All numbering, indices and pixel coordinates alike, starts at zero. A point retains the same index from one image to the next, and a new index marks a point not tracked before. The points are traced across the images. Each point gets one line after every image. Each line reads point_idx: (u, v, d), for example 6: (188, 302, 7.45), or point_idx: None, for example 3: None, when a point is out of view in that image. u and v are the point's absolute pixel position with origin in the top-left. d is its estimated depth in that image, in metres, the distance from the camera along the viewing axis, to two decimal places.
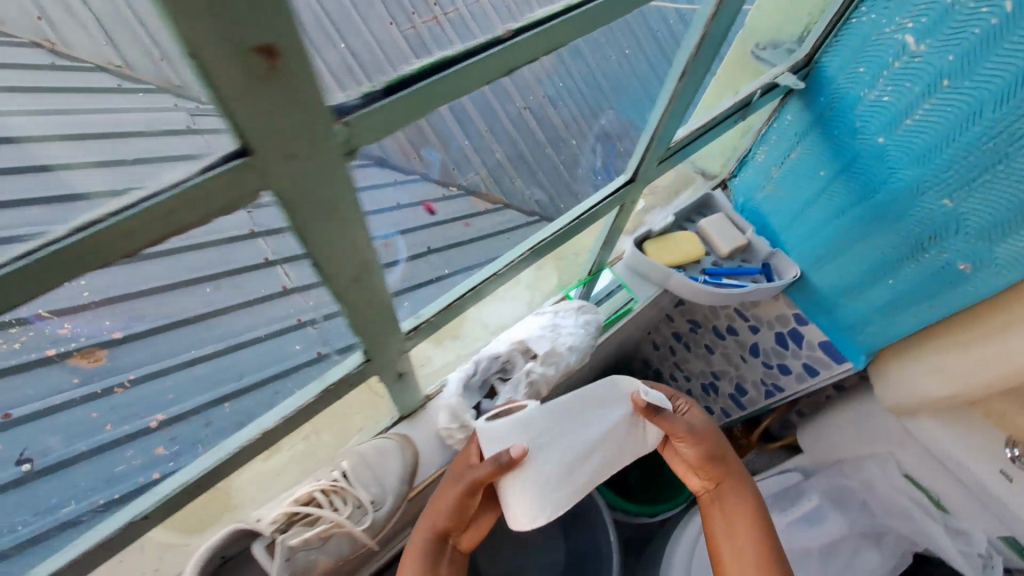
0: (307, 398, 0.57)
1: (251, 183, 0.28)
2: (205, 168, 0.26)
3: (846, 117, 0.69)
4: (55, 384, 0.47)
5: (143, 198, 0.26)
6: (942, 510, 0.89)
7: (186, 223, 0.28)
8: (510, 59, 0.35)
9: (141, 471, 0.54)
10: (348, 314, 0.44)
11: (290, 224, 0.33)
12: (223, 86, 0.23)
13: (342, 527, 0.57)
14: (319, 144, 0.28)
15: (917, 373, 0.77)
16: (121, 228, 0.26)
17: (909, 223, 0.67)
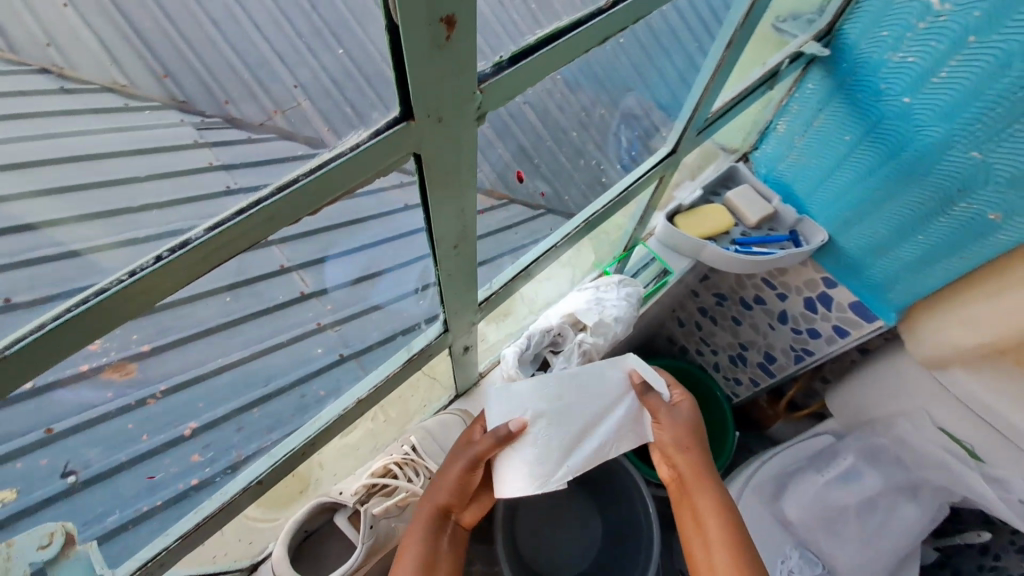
0: (397, 365, 0.66)
1: (406, 145, 0.36)
2: (378, 132, 0.34)
3: (870, 80, 0.71)
4: (88, 401, 0.45)
5: (334, 157, 0.34)
6: (976, 459, 0.90)
7: (355, 181, 0.36)
8: (597, 35, 0.42)
9: (177, 479, 0.57)
10: (444, 276, 0.54)
11: (420, 182, 0.41)
12: (412, 50, 0.29)
13: (417, 496, 0.62)
14: (462, 111, 0.36)
15: (948, 325, 0.80)
16: (315, 183, 0.34)
17: (936, 179, 0.69)
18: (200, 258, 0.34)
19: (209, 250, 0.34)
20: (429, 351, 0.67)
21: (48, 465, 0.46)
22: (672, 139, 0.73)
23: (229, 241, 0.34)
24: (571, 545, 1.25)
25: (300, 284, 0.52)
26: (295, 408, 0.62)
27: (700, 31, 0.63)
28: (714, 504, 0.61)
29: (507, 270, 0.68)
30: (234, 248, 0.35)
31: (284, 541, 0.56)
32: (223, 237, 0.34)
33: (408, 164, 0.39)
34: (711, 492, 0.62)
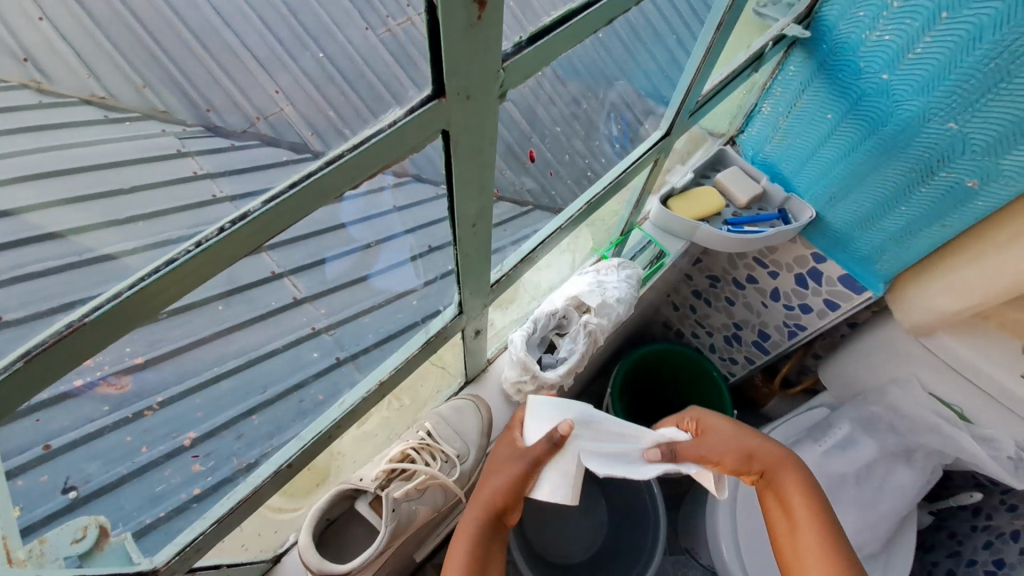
0: (410, 351, 0.67)
1: (436, 123, 0.37)
2: (411, 109, 0.36)
3: (849, 60, 0.74)
4: (87, 414, 0.46)
5: (375, 133, 0.35)
6: (966, 421, 0.94)
7: (390, 158, 0.37)
8: (602, 15, 0.44)
9: (180, 488, 0.57)
10: (460, 255, 0.55)
11: (446, 161, 0.42)
12: (448, 31, 0.31)
13: (437, 478, 0.62)
14: (487, 88, 0.38)
15: (933, 291, 0.83)
16: (357, 158, 0.35)
17: (916, 151, 0.72)
18: (242, 239, 0.34)
19: (254, 228, 0.34)
20: (445, 333, 0.68)
21: (49, 481, 0.47)
22: (664, 124, 0.75)
23: (271, 220, 0.35)
24: (581, 533, 1.29)
25: (292, 289, 0.54)
26: (292, 413, 0.63)
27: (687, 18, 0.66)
28: (801, 489, 0.67)
29: (513, 254, 0.70)
30: (274, 228, 0.36)
31: (308, 528, 0.57)
32: (262, 218, 0.34)
33: (436, 142, 0.40)
34: (795, 479, 0.69)
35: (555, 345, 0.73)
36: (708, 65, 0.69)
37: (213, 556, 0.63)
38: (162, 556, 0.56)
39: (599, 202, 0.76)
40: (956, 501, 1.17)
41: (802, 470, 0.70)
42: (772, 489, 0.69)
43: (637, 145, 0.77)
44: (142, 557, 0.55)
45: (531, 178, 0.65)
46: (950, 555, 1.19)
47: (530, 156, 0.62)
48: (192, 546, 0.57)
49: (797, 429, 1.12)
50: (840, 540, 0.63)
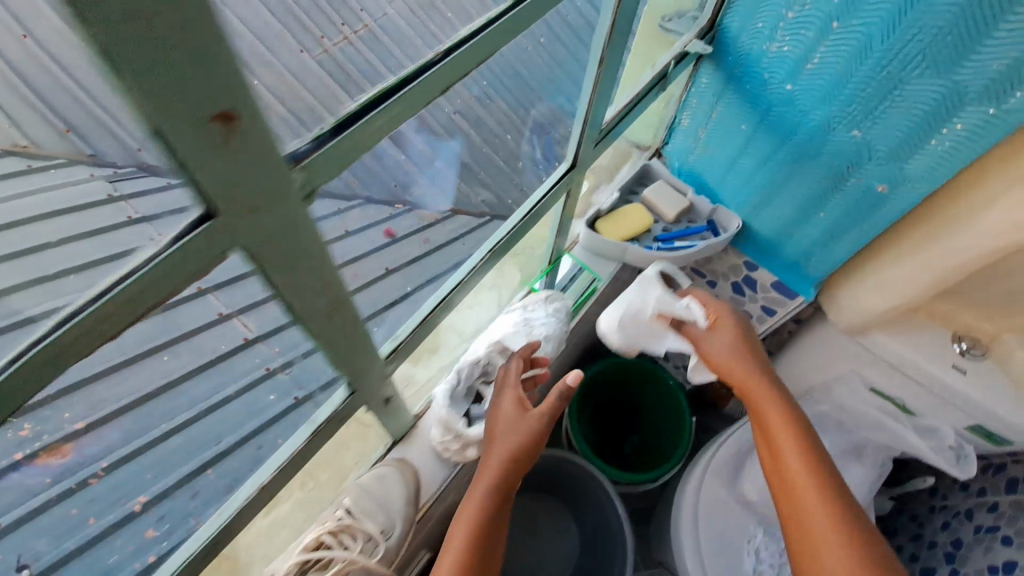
0: (304, 439, 0.62)
1: (217, 243, 0.33)
2: (178, 237, 0.31)
3: (755, 71, 0.73)
4: (30, 489, 0.44)
5: (137, 267, 0.31)
6: (908, 413, 0.96)
7: (168, 289, 0.33)
8: (439, 82, 0.42)
9: (132, 557, 0.57)
10: (323, 346, 0.50)
11: (257, 269, 0.38)
12: (181, 153, 0.27)
13: (357, 563, 0.58)
14: (279, 197, 0.33)
15: (862, 292, 0.83)
16: (111, 304, 0.31)
17: (827, 158, 0.72)
18: (27, 377, 0.31)
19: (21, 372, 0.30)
20: (338, 416, 0.63)
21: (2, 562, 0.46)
22: (568, 157, 0.72)
23: (39, 365, 0.30)
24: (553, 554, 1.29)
25: (242, 329, 0.48)
26: (249, 462, 0.61)
27: (573, 42, 0.61)
28: (800, 442, 0.65)
29: (414, 314, 0.65)
30: (65, 361, 0.31)
31: None
32: (32, 361, 0.30)
33: (234, 257, 0.36)
34: (777, 406, 0.69)
35: (482, 394, 0.70)
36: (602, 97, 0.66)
37: None
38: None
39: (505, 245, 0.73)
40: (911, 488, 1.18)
41: (784, 398, 0.70)
42: (775, 447, 0.67)
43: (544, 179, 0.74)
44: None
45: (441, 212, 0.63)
46: (910, 541, 1.21)
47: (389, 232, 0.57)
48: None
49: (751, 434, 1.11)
50: (835, 486, 0.62)
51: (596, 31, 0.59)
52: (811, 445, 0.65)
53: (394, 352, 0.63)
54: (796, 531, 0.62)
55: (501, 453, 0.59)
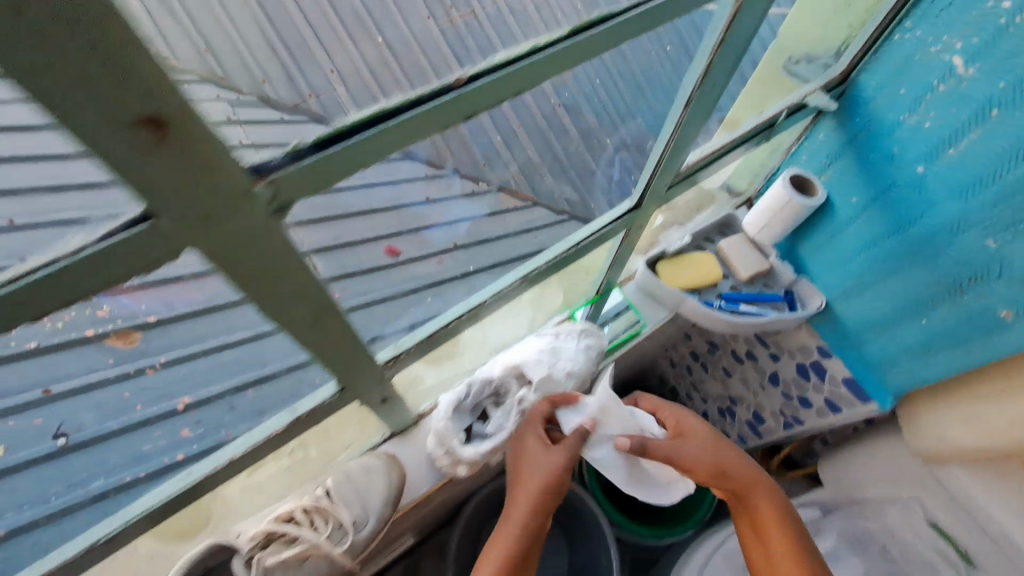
0: (280, 425, 0.53)
1: (168, 242, 0.25)
2: (129, 223, 0.23)
3: (882, 140, 0.64)
4: (91, 363, 0.50)
5: (82, 246, 0.23)
6: (967, 562, 0.81)
7: (125, 274, 0.26)
8: (511, 85, 0.34)
9: (165, 450, 0.54)
10: (316, 355, 0.43)
11: (220, 271, 0.30)
12: (108, 156, 0.20)
13: (320, 549, 0.57)
14: (238, 201, 0.25)
15: (951, 422, 0.70)
16: (15, 299, 0.23)
17: (947, 261, 0.61)
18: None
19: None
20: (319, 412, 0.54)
21: (43, 425, 0.50)
22: (633, 196, 0.63)
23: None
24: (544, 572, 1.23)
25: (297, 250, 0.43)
26: (288, 392, 0.54)
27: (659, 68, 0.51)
28: (770, 496, 0.62)
29: (421, 328, 0.56)
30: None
31: None
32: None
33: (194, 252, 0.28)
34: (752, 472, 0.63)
35: (488, 414, 0.67)
36: (680, 141, 0.56)
37: None
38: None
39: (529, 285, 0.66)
40: None
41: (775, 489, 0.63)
42: (740, 496, 0.63)
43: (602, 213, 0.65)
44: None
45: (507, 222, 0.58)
46: None
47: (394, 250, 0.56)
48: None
49: None
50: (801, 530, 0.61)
51: (690, 67, 0.50)
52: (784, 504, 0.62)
53: (395, 360, 0.55)
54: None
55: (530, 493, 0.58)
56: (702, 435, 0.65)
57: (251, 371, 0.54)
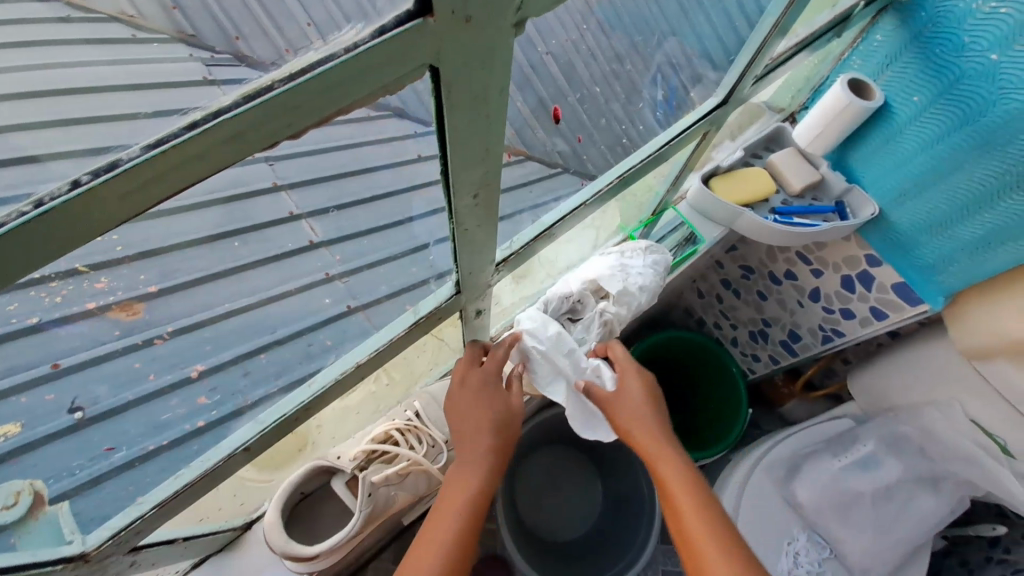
0: (402, 328, 0.58)
1: (421, 56, 0.21)
2: (381, 29, 0.19)
3: (951, 32, 0.63)
4: (98, 336, 0.43)
5: (319, 60, 0.19)
6: (1008, 455, 0.84)
7: (345, 102, 0.22)
8: None
9: (185, 419, 0.50)
10: (459, 241, 0.38)
11: (434, 117, 0.25)
12: None
13: (420, 465, 0.58)
14: (495, 9, 0.21)
15: (1007, 313, 0.73)
16: (288, 102, 0.20)
17: (1017, 151, 0.61)
18: (158, 174, 0.20)
19: (138, 185, 0.20)
20: (437, 314, 0.58)
21: (55, 401, 0.43)
22: (721, 91, 0.66)
23: (183, 165, 0.20)
24: (576, 509, 1.25)
25: (288, 204, 0.46)
26: (301, 355, 0.55)
27: None
28: (674, 458, 0.57)
29: (530, 227, 0.60)
30: (196, 172, 0.21)
31: (279, 502, 0.53)
32: (185, 151, 0.20)
33: (421, 82, 0.23)
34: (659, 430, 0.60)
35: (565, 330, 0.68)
36: (781, 30, 0.60)
37: (175, 526, 0.57)
38: (94, 539, 0.48)
39: (598, 202, 0.65)
40: (976, 531, 1.07)
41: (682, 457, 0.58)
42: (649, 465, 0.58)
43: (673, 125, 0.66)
44: (75, 533, 0.47)
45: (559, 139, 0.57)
46: None
47: (556, 115, 0.54)
48: (129, 530, 0.49)
49: (816, 439, 1.05)
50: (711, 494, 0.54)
51: None
52: (693, 472, 0.56)
53: (507, 260, 0.59)
54: (690, 549, 0.51)
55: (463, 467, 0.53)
56: (631, 400, 0.62)
57: (263, 335, 0.52)
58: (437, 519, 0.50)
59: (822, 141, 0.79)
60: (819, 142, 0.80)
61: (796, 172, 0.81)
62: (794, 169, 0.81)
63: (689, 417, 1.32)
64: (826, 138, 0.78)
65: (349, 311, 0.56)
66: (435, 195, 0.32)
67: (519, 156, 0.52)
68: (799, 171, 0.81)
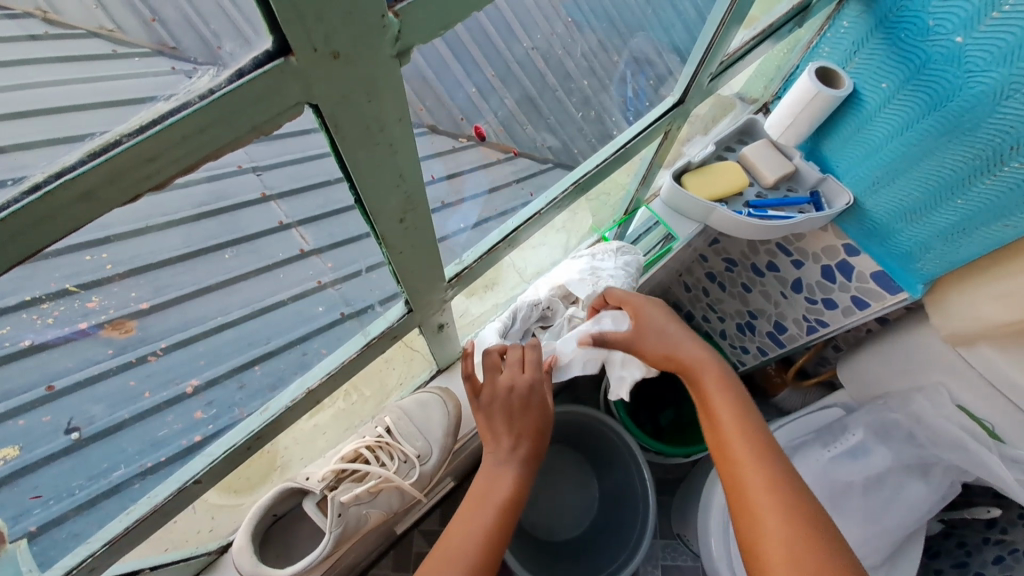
0: (352, 352, 0.56)
1: (285, 95, 0.21)
2: (238, 72, 0.20)
3: (915, 16, 0.62)
4: (89, 356, 0.43)
5: (170, 110, 0.20)
6: (995, 439, 0.83)
7: (214, 146, 0.22)
8: None
9: (182, 434, 0.51)
10: (396, 264, 0.39)
11: (329, 148, 0.26)
12: None
13: (392, 481, 0.58)
14: (366, 42, 0.22)
15: (990, 297, 0.71)
16: (139, 153, 0.20)
17: (986, 134, 0.60)
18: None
19: None
20: (391, 333, 0.57)
21: (51, 422, 0.44)
22: (679, 89, 0.63)
23: (32, 229, 0.20)
24: (569, 510, 1.25)
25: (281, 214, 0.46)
26: (295, 365, 0.55)
27: None
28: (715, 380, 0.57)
29: (483, 239, 0.57)
30: (45, 237, 0.21)
31: (247, 527, 0.53)
32: (30, 216, 0.20)
33: (305, 113, 0.24)
34: (735, 412, 0.54)
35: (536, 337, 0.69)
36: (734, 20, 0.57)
37: (140, 556, 0.56)
38: None
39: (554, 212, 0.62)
40: (971, 514, 1.06)
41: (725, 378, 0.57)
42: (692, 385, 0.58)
43: (638, 121, 0.65)
44: (33, 571, 0.46)
45: (547, 133, 0.60)
46: (956, 566, 1.12)
47: (479, 132, 0.53)
48: (81, 568, 0.49)
49: (807, 429, 1.04)
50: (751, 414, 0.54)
51: None
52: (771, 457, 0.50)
53: (458, 277, 0.56)
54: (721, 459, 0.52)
55: (500, 482, 0.55)
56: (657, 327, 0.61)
57: (255, 347, 0.51)
58: (471, 514, 0.52)
59: (790, 129, 0.78)
60: (786, 130, 0.79)
61: (767, 157, 0.80)
62: (764, 158, 0.80)
63: (684, 411, 1.30)
64: (793, 124, 0.77)
65: (343, 317, 0.55)
66: (357, 220, 0.33)
67: (507, 154, 0.59)
68: (770, 158, 0.80)
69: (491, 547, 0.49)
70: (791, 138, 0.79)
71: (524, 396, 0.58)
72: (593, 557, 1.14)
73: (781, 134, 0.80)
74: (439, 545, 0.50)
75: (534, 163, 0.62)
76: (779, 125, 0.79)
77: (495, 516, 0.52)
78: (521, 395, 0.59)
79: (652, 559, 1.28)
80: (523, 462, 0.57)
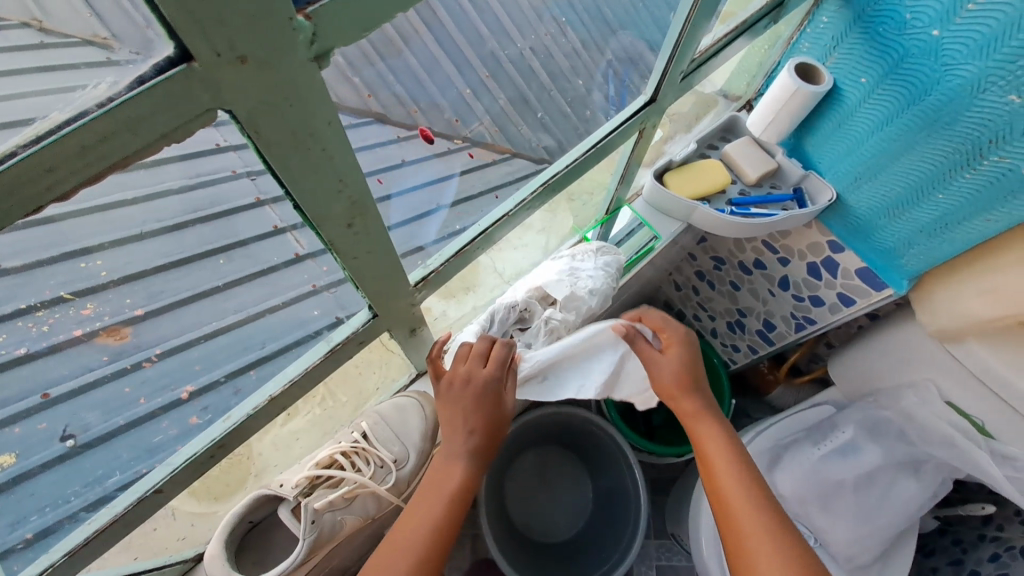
0: (317, 357, 0.54)
1: (192, 97, 0.22)
2: (139, 79, 0.20)
3: (892, 10, 0.62)
4: (84, 362, 0.44)
5: (67, 120, 0.20)
6: (985, 435, 0.82)
7: (121, 155, 0.23)
8: None
9: (177, 441, 0.51)
10: (353, 268, 0.39)
11: (257, 152, 0.27)
12: None
13: (367, 487, 0.58)
14: (276, 45, 0.22)
15: (968, 293, 0.71)
16: (39, 163, 0.21)
17: (964, 128, 0.60)
18: None
19: None
20: (355, 339, 0.54)
21: (47, 429, 0.45)
22: (650, 87, 0.60)
23: None
24: (561, 511, 1.24)
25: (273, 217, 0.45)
26: None
27: None
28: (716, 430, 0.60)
29: (449, 243, 0.55)
30: None
31: (220, 535, 0.52)
32: None
33: (222, 117, 0.24)
34: (737, 467, 0.57)
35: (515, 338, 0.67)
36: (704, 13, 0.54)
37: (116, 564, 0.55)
38: None
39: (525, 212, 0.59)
40: (965, 510, 1.06)
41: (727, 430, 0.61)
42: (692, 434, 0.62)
43: (614, 117, 0.62)
44: None
45: (540, 133, 0.61)
46: (950, 563, 1.11)
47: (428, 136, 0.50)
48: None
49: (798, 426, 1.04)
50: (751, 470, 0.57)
51: None
52: (766, 505, 0.54)
53: (424, 281, 0.54)
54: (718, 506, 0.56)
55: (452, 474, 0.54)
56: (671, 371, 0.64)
57: (251, 350, 0.53)
58: (423, 505, 0.52)
59: (771, 126, 0.77)
60: (767, 127, 0.78)
61: (749, 155, 0.79)
62: (745, 155, 0.79)
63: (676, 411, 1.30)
64: (775, 121, 0.76)
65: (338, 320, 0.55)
66: (303, 224, 0.33)
67: (504, 155, 0.60)
68: (751, 156, 0.79)
69: (436, 543, 0.50)
70: (774, 134, 0.78)
71: (484, 387, 0.57)
72: (583, 560, 1.13)
73: (763, 132, 0.79)
74: (390, 537, 0.50)
75: (530, 165, 0.62)
76: (761, 123, 0.78)
77: (440, 508, 0.52)
78: (479, 387, 0.58)
79: (645, 559, 1.27)
80: (476, 454, 0.56)
